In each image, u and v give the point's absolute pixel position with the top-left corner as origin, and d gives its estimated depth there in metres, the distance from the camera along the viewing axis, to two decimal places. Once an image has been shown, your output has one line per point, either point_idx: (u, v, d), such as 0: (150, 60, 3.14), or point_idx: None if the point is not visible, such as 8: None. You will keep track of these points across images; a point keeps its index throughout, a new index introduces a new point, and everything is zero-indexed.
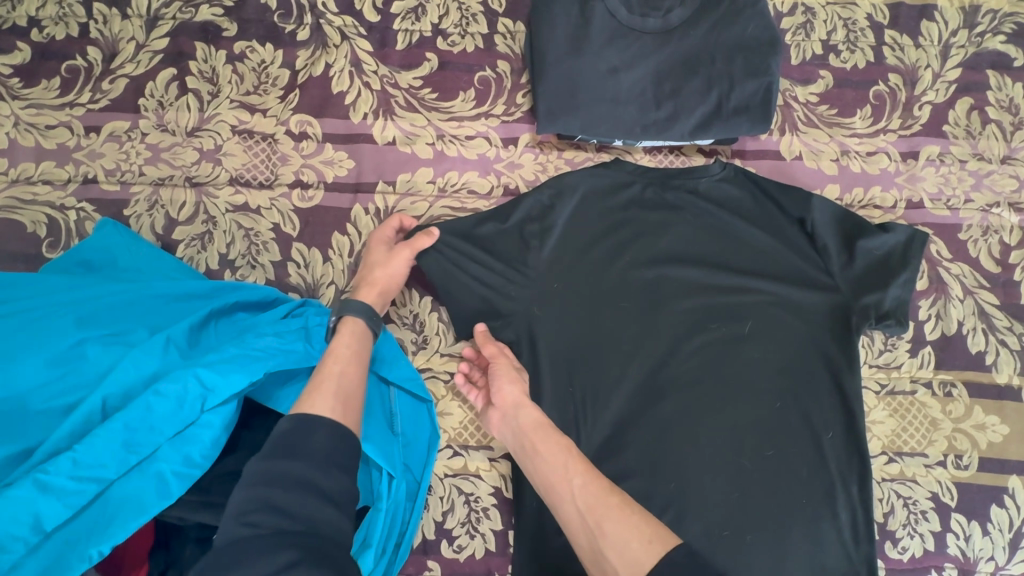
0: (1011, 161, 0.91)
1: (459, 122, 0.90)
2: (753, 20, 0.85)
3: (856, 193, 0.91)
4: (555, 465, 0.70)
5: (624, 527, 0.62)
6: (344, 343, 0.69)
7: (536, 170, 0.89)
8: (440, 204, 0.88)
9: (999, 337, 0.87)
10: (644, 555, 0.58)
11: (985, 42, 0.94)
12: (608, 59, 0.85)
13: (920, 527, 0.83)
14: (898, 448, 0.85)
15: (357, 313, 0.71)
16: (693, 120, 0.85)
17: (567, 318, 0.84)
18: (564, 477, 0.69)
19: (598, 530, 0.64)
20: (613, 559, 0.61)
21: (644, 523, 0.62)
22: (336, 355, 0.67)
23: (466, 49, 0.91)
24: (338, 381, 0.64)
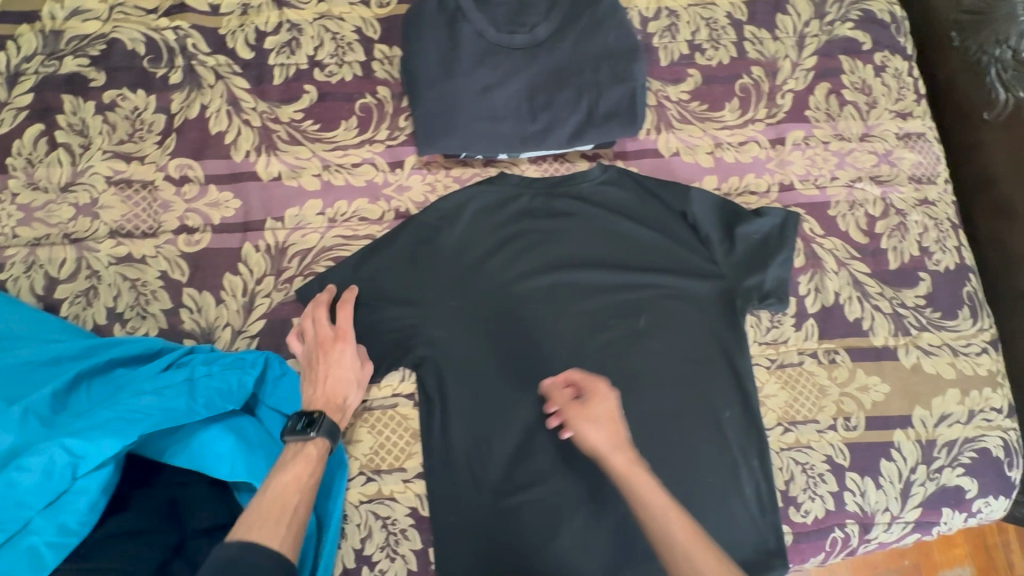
0: (869, 138, 0.98)
1: (343, 151, 0.90)
2: (614, 29, 0.89)
3: (732, 181, 0.96)
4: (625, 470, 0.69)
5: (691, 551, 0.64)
6: (303, 469, 0.68)
7: (425, 191, 0.91)
8: (331, 234, 0.88)
9: (873, 303, 0.93)
10: None
11: (835, 30, 1.01)
12: (480, 78, 0.87)
13: (820, 490, 0.89)
14: (792, 417, 0.90)
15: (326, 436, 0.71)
16: (568, 129, 0.88)
17: (469, 333, 0.86)
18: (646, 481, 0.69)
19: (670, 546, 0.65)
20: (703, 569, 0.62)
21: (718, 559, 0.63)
22: (295, 484, 0.66)
23: (344, 78, 0.92)
24: (292, 512, 0.63)
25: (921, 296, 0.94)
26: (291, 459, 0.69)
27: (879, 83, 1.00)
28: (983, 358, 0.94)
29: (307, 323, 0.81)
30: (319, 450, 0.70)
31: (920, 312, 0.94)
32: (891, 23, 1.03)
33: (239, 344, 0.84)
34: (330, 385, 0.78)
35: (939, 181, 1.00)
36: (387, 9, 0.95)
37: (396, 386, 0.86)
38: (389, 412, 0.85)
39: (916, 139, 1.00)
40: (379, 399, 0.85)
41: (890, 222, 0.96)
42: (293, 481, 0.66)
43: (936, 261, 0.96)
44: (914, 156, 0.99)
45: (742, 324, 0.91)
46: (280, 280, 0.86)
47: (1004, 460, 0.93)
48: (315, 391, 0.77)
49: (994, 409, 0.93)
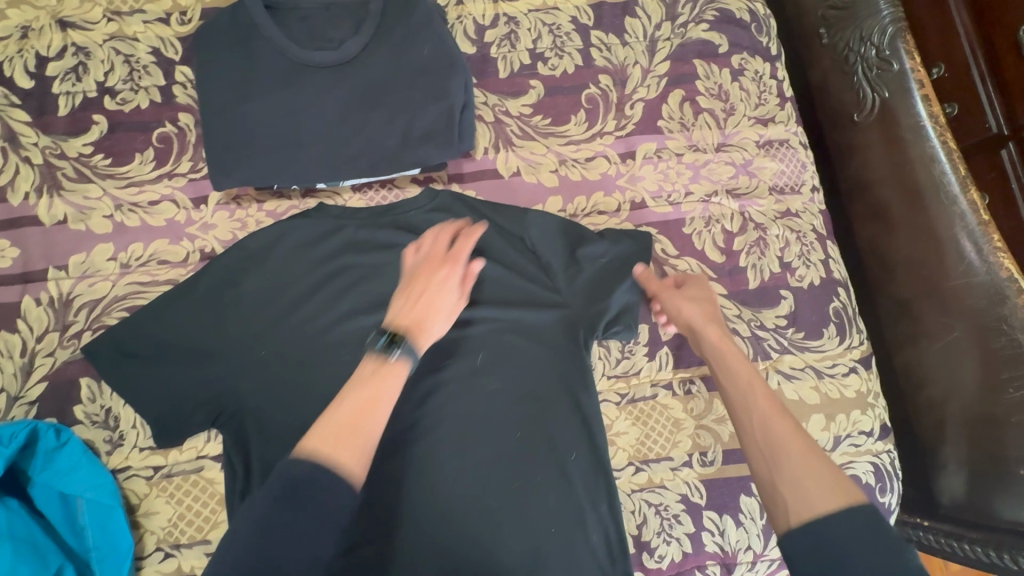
0: (725, 148, 0.92)
1: (139, 187, 0.82)
2: (429, 41, 0.81)
3: (579, 202, 0.89)
4: (739, 384, 0.64)
5: (803, 467, 0.54)
6: (386, 392, 0.61)
7: (232, 228, 0.83)
8: (125, 281, 0.80)
9: (730, 326, 0.87)
10: (825, 502, 0.50)
11: (688, 32, 0.94)
12: (280, 101, 0.77)
13: (675, 532, 0.82)
14: (643, 456, 0.84)
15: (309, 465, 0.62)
16: (383, 155, 0.80)
17: (276, 385, 0.76)
18: (744, 398, 0.62)
19: (772, 464, 0.56)
20: (785, 495, 0.53)
21: (827, 469, 0.53)
22: (371, 404, 0.59)
23: (139, 105, 0.83)
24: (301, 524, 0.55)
25: (783, 316, 0.89)
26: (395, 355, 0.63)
27: (737, 88, 0.94)
28: (851, 379, 0.89)
29: (427, 238, 0.78)
30: (399, 369, 0.63)
31: (782, 334, 0.88)
32: (751, 22, 0.96)
33: (15, 413, 0.75)
34: (425, 305, 0.70)
35: (805, 191, 0.94)
36: (189, 27, 0.85)
37: (200, 447, 0.78)
38: (193, 477, 0.77)
39: (778, 147, 0.94)
40: (181, 463, 0.77)
41: (748, 238, 0.90)
42: (367, 398, 0.59)
43: (799, 277, 0.90)
44: (776, 166, 0.93)
45: (588, 355, 0.84)
46: (66, 336, 0.78)
47: (876, 486, 0.88)
48: (406, 306, 0.69)
49: (863, 433, 0.88)
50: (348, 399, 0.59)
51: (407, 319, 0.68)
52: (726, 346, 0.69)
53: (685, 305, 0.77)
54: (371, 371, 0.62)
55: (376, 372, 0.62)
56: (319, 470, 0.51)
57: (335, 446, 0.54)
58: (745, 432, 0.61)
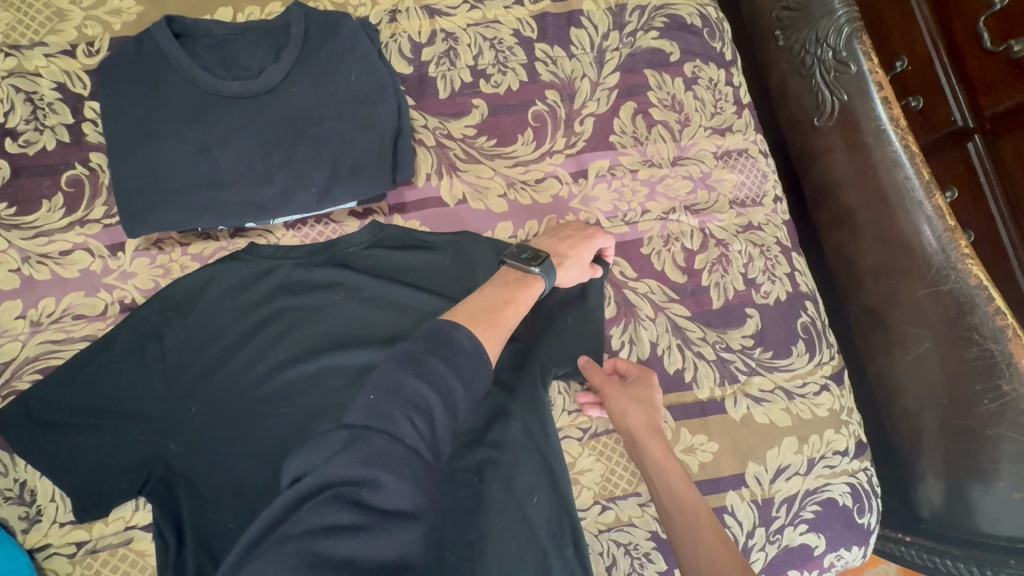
0: (682, 161, 0.88)
1: (47, 237, 0.75)
2: (357, 65, 0.75)
3: (530, 226, 0.84)
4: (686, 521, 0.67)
5: None
6: (526, 293, 0.70)
7: (155, 275, 0.76)
8: (35, 341, 0.73)
9: (695, 350, 0.83)
10: None
11: (638, 41, 0.89)
12: (194, 137, 0.72)
13: (647, 571, 0.78)
14: (610, 493, 0.80)
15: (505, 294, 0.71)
16: (312, 189, 0.74)
17: (208, 446, 0.71)
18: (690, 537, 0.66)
19: None
20: None
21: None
22: (515, 299, 0.68)
23: (44, 147, 0.76)
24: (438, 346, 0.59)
25: (749, 336, 0.85)
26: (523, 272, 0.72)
27: (691, 97, 0.90)
28: (822, 397, 0.85)
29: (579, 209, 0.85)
30: (536, 284, 0.71)
31: (749, 354, 0.84)
32: (703, 27, 0.92)
33: None
34: (568, 241, 0.79)
35: (766, 202, 0.90)
36: (97, 59, 0.79)
37: (128, 517, 0.71)
38: (121, 550, 0.71)
39: (737, 157, 0.90)
40: (107, 536, 0.71)
41: (710, 255, 0.86)
42: (509, 296, 0.68)
43: (764, 293, 0.86)
44: (736, 177, 0.89)
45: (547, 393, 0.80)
46: None
47: (854, 507, 0.84)
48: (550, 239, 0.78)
49: (838, 453, 0.84)
50: (494, 291, 0.68)
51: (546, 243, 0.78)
52: (672, 466, 0.72)
53: (630, 407, 0.76)
54: (515, 278, 0.71)
55: (521, 281, 0.72)
56: (468, 349, 0.55)
57: (480, 328, 0.61)
58: (686, 566, 0.64)
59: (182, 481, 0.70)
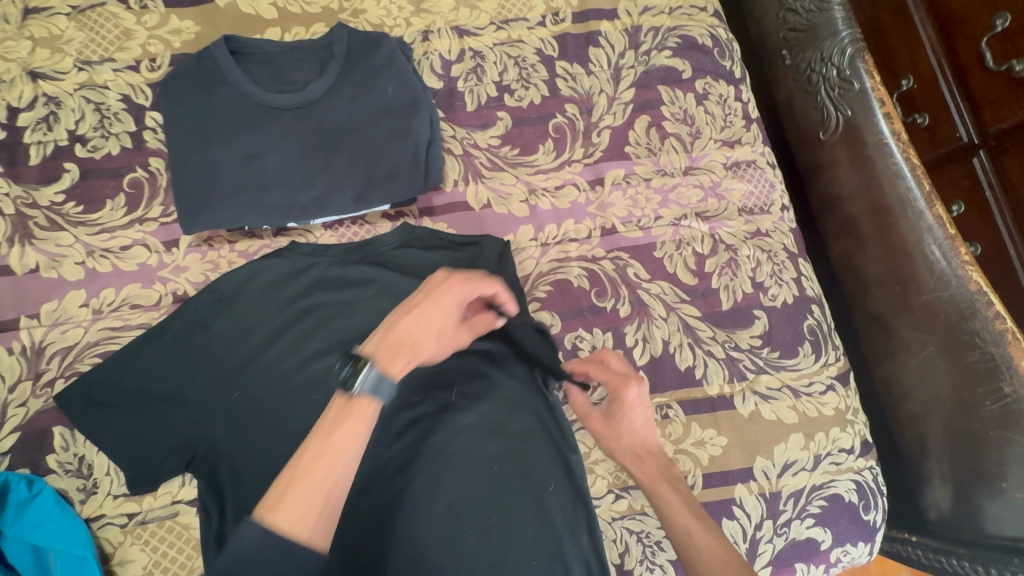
0: (693, 171, 0.93)
1: (110, 234, 0.82)
2: (393, 80, 0.82)
3: (550, 230, 0.90)
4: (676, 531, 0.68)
5: None
6: (348, 432, 0.55)
7: (205, 270, 0.83)
8: (97, 327, 0.80)
9: (705, 348, 0.87)
10: None
11: (652, 59, 0.96)
12: (244, 144, 0.78)
13: (659, 559, 0.82)
14: (622, 483, 0.84)
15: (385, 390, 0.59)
16: (350, 193, 0.81)
17: (250, 428, 0.76)
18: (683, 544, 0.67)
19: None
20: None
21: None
22: (332, 451, 0.53)
23: (109, 152, 0.84)
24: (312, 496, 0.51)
25: (757, 336, 0.89)
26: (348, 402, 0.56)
27: (702, 112, 0.95)
28: (828, 397, 0.89)
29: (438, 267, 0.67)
30: (365, 409, 0.56)
31: (757, 354, 0.88)
32: (713, 47, 0.98)
33: None
34: (413, 323, 0.63)
35: (774, 210, 0.95)
36: (159, 73, 0.87)
37: (175, 492, 0.77)
38: (168, 523, 0.76)
39: (746, 168, 0.95)
40: (155, 509, 0.76)
41: (719, 259, 0.91)
42: (327, 450, 0.53)
43: (772, 297, 0.91)
44: (744, 186, 0.94)
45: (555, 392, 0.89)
46: (39, 385, 0.77)
47: (859, 504, 0.87)
48: (390, 329, 0.62)
49: (844, 450, 0.88)
50: (307, 456, 0.53)
51: (391, 345, 0.61)
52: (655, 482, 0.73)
53: (610, 438, 0.79)
54: (343, 415, 0.56)
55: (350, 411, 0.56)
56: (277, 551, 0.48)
57: (292, 511, 0.50)
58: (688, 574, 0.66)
59: (226, 460, 0.76)
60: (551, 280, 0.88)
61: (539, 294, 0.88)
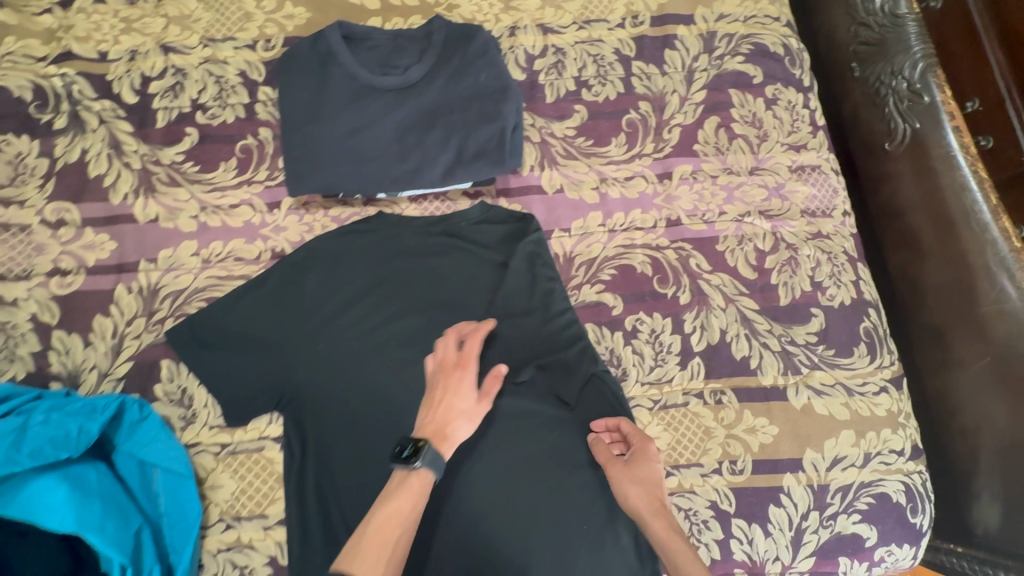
0: (759, 171, 0.97)
1: (221, 192, 0.91)
2: (486, 68, 0.89)
3: (617, 217, 0.95)
4: None
5: None
6: (405, 503, 0.65)
7: (302, 231, 0.91)
8: (205, 275, 0.88)
9: (761, 340, 0.90)
10: None
11: (725, 64, 1.00)
12: (348, 120, 0.87)
13: (704, 537, 0.84)
14: (674, 460, 0.86)
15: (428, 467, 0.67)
16: (438, 169, 0.87)
17: (336, 376, 0.84)
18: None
19: None
20: None
21: None
22: (395, 516, 0.64)
23: (226, 120, 0.93)
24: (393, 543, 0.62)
25: (813, 333, 0.91)
26: (403, 483, 0.67)
27: (770, 116, 0.99)
28: (881, 398, 0.91)
29: (439, 345, 0.78)
30: (422, 482, 0.67)
31: (812, 349, 0.91)
32: (785, 55, 1.02)
33: (104, 387, 0.83)
34: (446, 413, 0.72)
35: (836, 214, 0.98)
36: (273, 52, 0.96)
37: (263, 428, 0.84)
38: (254, 456, 0.83)
39: (810, 172, 0.98)
40: (244, 442, 0.84)
41: (780, 257, 0.94)
42: (393, 507, 0.65)
43: (830, 296, 0.93)
44: (808, 189, 0.98)
45: (608, 378, 0.87)
46: (151, 321, 0.86)
47: (907, 506, 0.88)
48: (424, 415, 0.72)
49: (894, 451, 0.89)
50: (376, 511, 0.64)
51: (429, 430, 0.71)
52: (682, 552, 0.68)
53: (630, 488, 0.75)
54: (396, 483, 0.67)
55: (402, 484, 0.67)
56: None
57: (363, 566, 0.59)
58: None
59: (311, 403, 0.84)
60: (616, 265, 0.93)
61: (604, 277, 0.92)
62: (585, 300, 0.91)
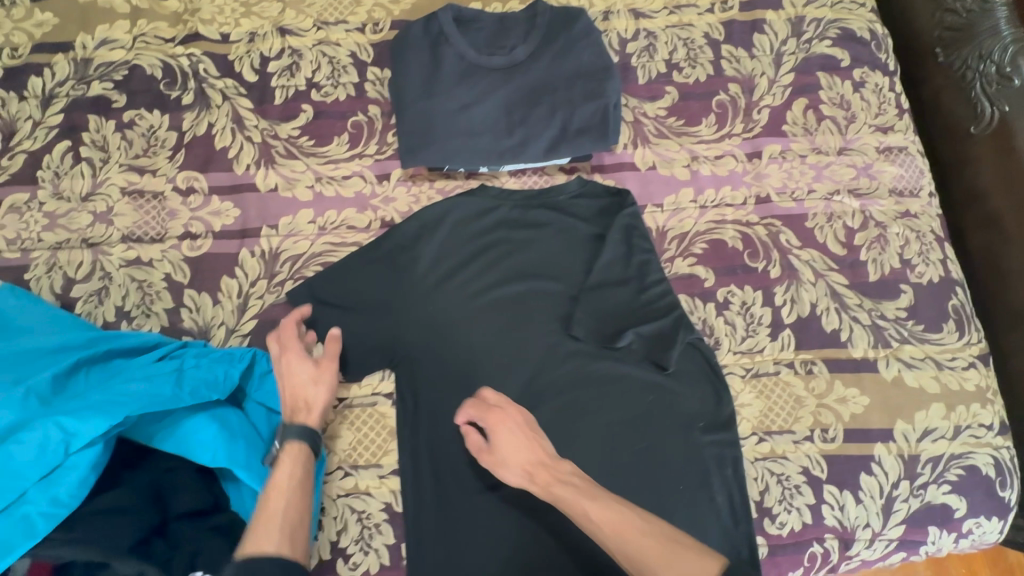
0: (847, 151, 1.00)
1: (335, 164, 0.97)
2: (588, 49, 0.94)
3: (708, 194, 0.98)
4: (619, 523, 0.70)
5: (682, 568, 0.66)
6: (283, 475, 0.73)
7: (409, 202, 0.96)
8: (321, 241, 0.94)
9: (851, 314, 0.93)
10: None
11: (812, 48, 1.03)
12: (459, 96, 0.92)
13: (796, 502, 0.87)
14: (767, 427, 0.89)
15: (295, 439, 0.75)
16: (543, 144, 0.92)
17: (444, 338, 0.90)
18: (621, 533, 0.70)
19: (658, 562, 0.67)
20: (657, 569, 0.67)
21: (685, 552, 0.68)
22: (278, 489, 0.71)
23: (338, 98, 0.99)
24: (282, 509, 0.69)
25: (903, 308, 0.94)
26: (275, 466, 0.74)
27: (858, 98, 1.02)
28: (971, 373, 0.92)
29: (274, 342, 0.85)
30: (295, 454, 0.75)
31: (902, 324, 0.93)
32: (871, 40, 1.05)
33: (232, 342, 0.89)
34: (296, 389, 0.81)
35: (923, 195, 0.99)
36: (380, 35, 1.02)
37: (376, 384, 0.90)
38: (369, 410, 0.89)
39: (897, 153, 1.01)
40: (359, 397, 0.89)
41: (869, 235, 0.96)
42: (277, 482, 0.72)
43: (918, 274, 0.95)
44: (895, 170, 1.00)
45: (702, 347, 0.91)
46: (273, 283, 0.92)
47: (997, 479, 0.90)
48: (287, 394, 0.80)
49: (983, 426, 0.91)
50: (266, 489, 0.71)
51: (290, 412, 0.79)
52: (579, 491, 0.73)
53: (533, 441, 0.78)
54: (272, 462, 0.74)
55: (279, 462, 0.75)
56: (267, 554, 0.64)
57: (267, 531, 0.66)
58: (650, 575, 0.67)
59: (425, 360, 0.89)
60: (707, 239, 0.96)
61: (696, 251, 0.96)
62: (678, 272, 0.95)
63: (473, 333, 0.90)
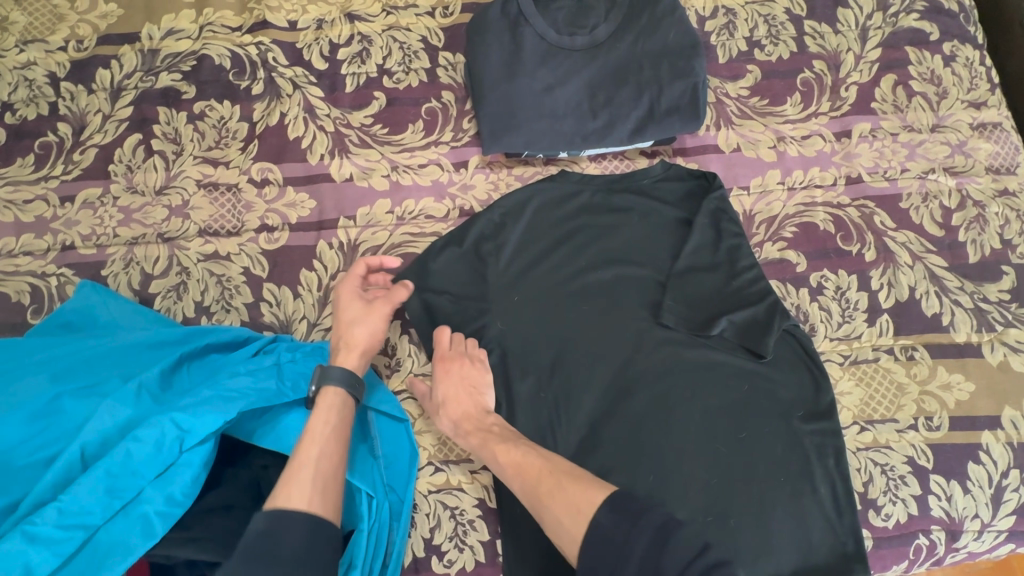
0: (940, 129, 0.96)
1: (411, 152, 0.95)
2: (674, 27, 0.90)
3: (796, 175, 0.95)
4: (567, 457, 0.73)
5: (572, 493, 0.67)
6: (320, 420, 0.69)
7: (488, 189, 0.94)
8: (400, 231, 0.92)
9: (952, 297, 0.89)
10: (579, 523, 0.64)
11: (899, 21, 0.99)
12: (542, 78, 0.89)
13: (902, 493, 0.84)
14: (868, 416, 0.86)
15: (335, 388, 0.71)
16: (629, 126, 0.89)
17: (532, 326, 0.86)
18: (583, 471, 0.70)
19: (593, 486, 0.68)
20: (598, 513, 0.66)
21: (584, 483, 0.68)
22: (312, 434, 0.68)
23: (411, 84, 0.97)
24: (319, 459, 0.65)
25: (1005, 291, 0.90)
26: (313, 411, 0.70)
27: (949, 73, 0.98)
28: None
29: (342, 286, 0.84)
30: (333, 400, 0.71)
31: (1005, 307, 0.89)
32: (959, 12, 1.00)
33: (315, 336, 0.87)
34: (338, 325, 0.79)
35: (1020, 171, 0.95)
36: (451, 19, 1.00)
37: None
38: None
39: (992, 129, 0.96)
40: None
41: (967, 214, 0.93)
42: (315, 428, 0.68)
43: (1020, 254, 0.91)
44: (991, 147, 0.96)
45: (800, 334, 0.88)
46: None
47: None
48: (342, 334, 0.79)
49: None
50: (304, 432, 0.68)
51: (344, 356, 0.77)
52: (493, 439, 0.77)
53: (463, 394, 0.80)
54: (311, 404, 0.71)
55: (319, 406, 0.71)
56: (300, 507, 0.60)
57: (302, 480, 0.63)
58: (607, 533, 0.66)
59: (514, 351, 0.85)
60: (797, 222, 0.93)
61: (786, 235, 0.92)
62: (769, 257, 0.92)
63: (562, 321, 0.87)
